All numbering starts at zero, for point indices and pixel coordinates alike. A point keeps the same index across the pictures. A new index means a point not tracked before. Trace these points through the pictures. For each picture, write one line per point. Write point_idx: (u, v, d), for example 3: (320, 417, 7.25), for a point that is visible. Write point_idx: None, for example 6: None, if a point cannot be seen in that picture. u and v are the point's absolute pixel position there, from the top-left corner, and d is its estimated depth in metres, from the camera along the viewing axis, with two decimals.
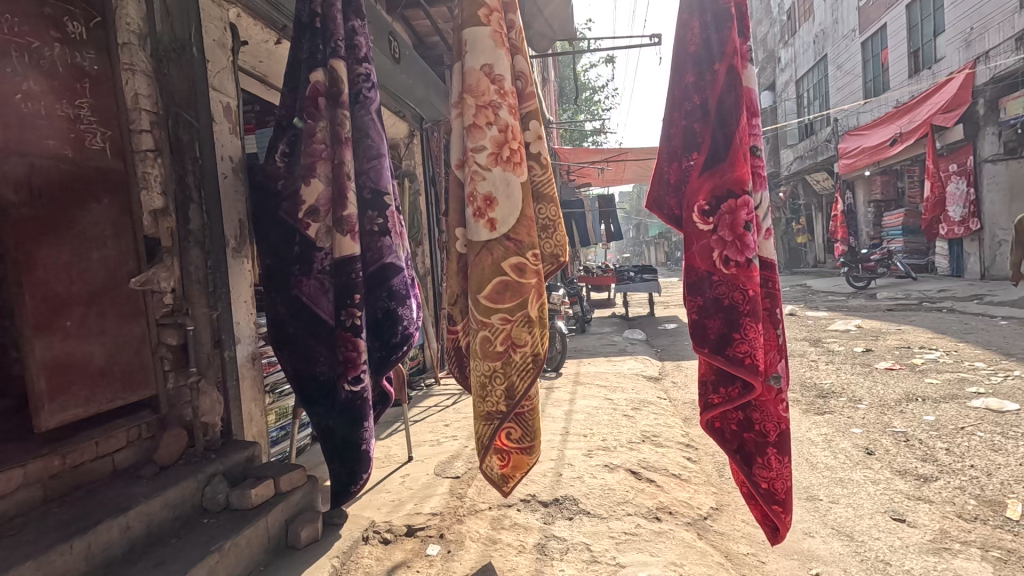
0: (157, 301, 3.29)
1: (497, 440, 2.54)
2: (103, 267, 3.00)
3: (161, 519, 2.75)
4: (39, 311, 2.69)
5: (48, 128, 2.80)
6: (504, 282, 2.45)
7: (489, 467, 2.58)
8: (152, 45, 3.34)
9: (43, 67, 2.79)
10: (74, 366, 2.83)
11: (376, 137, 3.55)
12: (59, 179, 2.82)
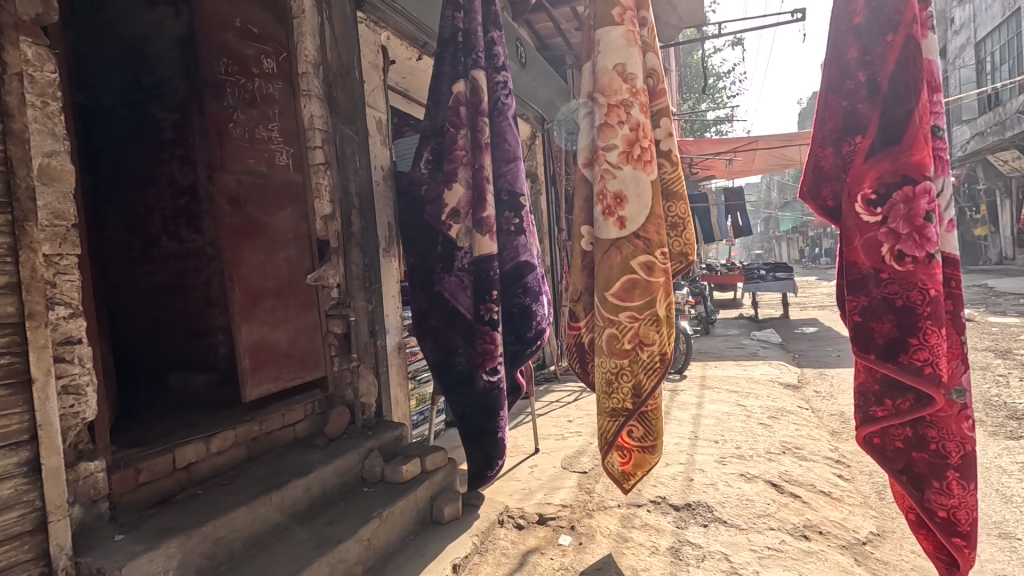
0: (326, 294, 3.80)
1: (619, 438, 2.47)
2: (287, 265, 3.53)
3: (332, 483, 3.17)
4: (244, 301, 3.25)
5: (249, 150, 3.37)
6: (633, 279, 2.35)
7: (611, 464, 2.52)
8: (324, 72, 3.80)
9: (246, 100, 3.37)
10: (267, 348, 3.37)
11: (512, 139, 3.73)
12: (257, 192, 3.38)
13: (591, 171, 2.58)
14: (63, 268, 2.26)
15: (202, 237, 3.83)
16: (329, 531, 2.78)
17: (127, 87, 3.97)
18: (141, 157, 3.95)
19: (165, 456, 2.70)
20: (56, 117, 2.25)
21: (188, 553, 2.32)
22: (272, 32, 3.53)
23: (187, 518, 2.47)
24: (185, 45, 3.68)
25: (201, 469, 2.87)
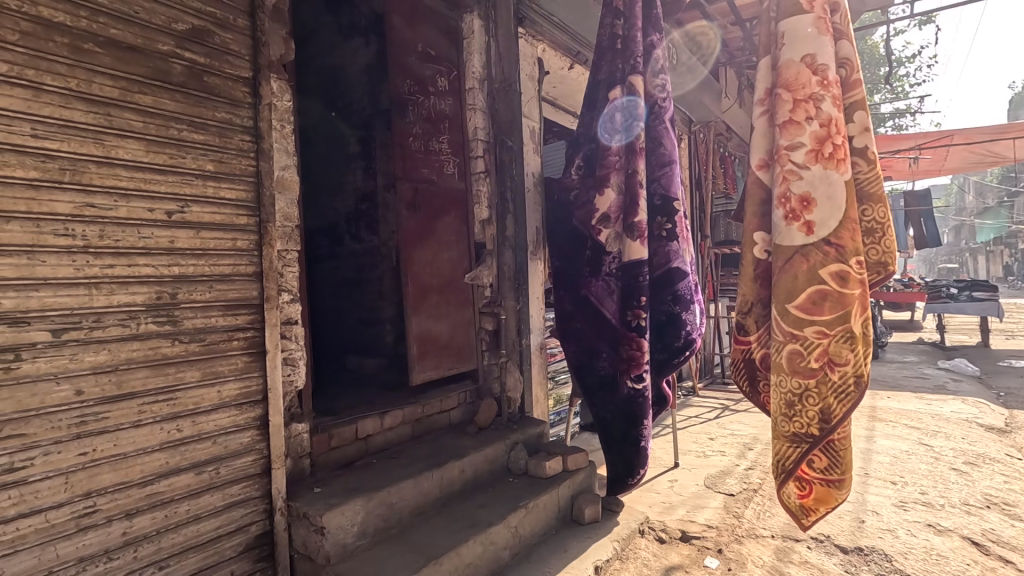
0: (480, 293, 4.09)
1: (799, 467, 2.22)
2: (449, 264, 3.89)
3: (482, 469, 3.40)
4: (415, 296, 3.65)
5: (424, 160, 3.77)
6: (823, 291, 2.16)
7: (786, 495, 2.28)
8: (488, 86, 4.06)
9: (423, 115, 3.78)
10: (430, 339, 3.73)
11: (668, 143, 3.67)
12: (428, 198, 3.76)
13: (768, 172, 2.44)
14: (289, 261, 2.74)
15: (378, 238, 4.36)
16: (480, 514, 2.98)
17: (324, 110, 4.68)
18: (333, 169, 4.64)
19: (350, 426, 3.11)
20: (289, 137, 2.75)
21: (368, 512, 2.67)
22: (445, 53, 3.93)
23: (367, 482, 2.83)
24: (373, 71, 4.25)
25: (377, 441, 3.27)
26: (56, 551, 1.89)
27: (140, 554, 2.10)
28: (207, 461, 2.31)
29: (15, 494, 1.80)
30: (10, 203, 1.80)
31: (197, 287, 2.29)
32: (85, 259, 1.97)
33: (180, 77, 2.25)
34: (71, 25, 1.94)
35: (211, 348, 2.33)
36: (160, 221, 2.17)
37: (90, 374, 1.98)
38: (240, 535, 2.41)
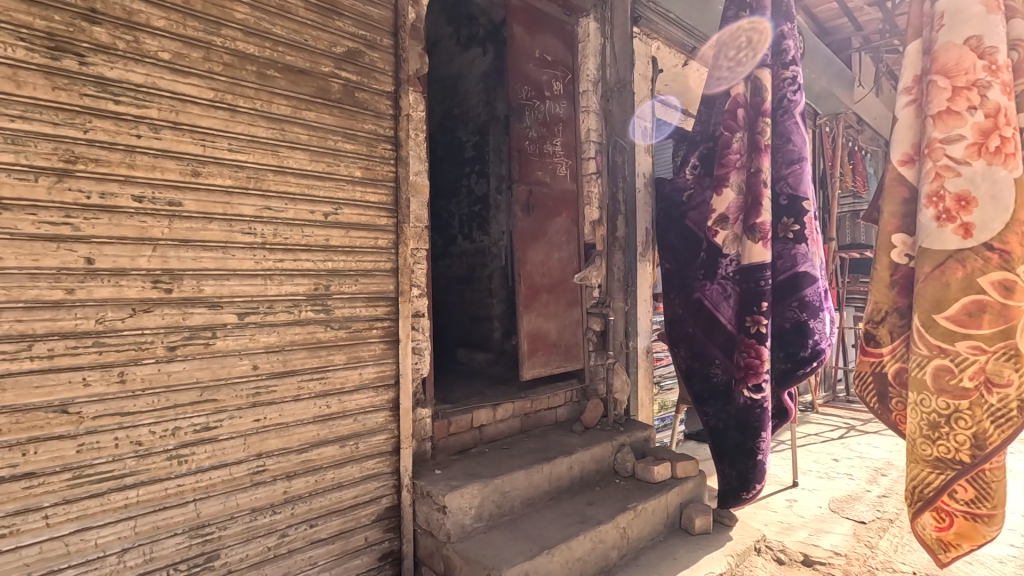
0: (588, 294, 4.15)
1: (939, 497, 1.99)
2: (559, 264, 3.96)
3: (589, 467, 3.43)
4: (527, 294, 3.76)
5: (538, 163, 3.88)
6: (981, 301, 1.91)
7: (921, 525, 2.07)
8: (602, 87, 4.11)
9: (539, 120, 3.88)
10: (540, 336, 3.83)
11: (797, 139, 3.46)
12: (541, 199, 3.87)
13: (911, 168, 2.20)
14: (419, 258, 2.98)
15: (489, 238, 4.56)
16: (589, 511, 3.01)
17: (443, 117, 4.99)
18: (449, 172, 4.93)
19: (466, 415, 3.30)
20: (422, 144, 2.98)
21: (484, 497, 2.81)
22: (562, 58, 4.01)
23: (483, 469, 2.99)
24: (490, 79, 4.46)
25: (489, 431, 3.43)
26: (236, 500, 2.24)
27: (295, 512, 2.41)
28: (349, 435, 2.59)
29: (208, 449, 2.16)
30: (211, 206, 2.16)
31: (345, 281, 2.57)
32: (263, 254, 2.30)
33: (337, 95, 2.54)
34: (258, 55, 2.28)
35: (355, 335, 2.61)
36: (319, 221, 2.48)
37: (263, 352, 2.31)
38: (373, 505, 2.67)
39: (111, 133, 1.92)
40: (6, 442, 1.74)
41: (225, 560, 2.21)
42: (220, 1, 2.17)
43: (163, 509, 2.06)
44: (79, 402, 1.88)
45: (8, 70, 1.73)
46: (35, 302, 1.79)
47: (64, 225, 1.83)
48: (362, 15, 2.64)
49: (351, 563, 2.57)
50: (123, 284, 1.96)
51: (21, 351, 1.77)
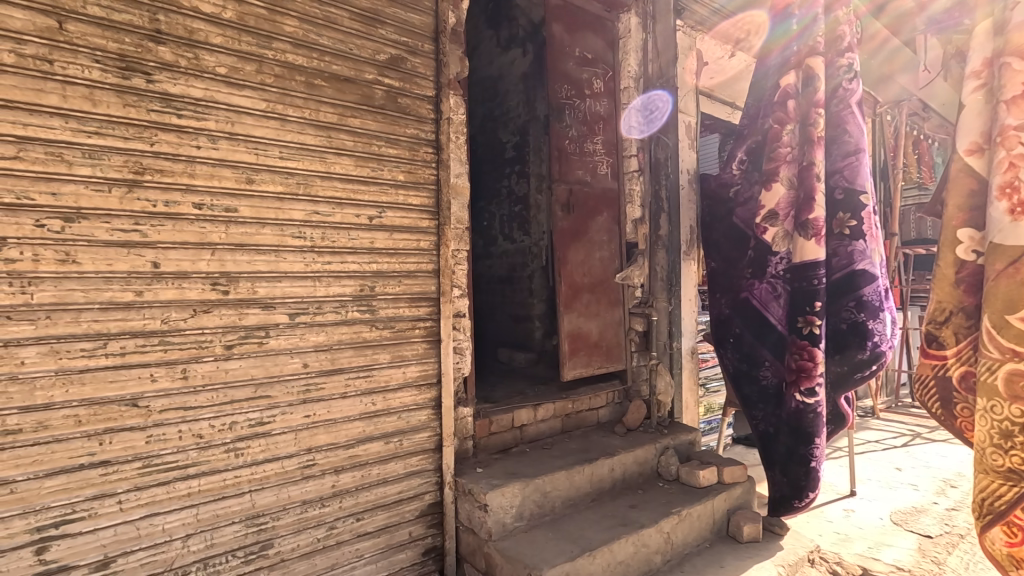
0: (630, 294, 4.09)
1: (1008, 510, 1.83)
2: (601, 264, 3.92)
3: (631, 470, 3.38)
4: (567, 295, 3.74)
5: (579, 162, 3.85)
6: None
7: (990, 538, 1.92)
8: (644, 84, 4.08)
9: (580, 118, 3.86)
10: (582, 337, 3.81)
11: (853, 130, 3.29)
12: (582, 198, 3.84)
13: (980, 159, 2.05)
14: (460, 259, 3.02)
15: (529, 238, 4.56)
16: (631, 514, 2.97)
17: (483, 119, 5.04)
18: (490, 173, 4.97)
19: (507, 415, 3.32)
20: (463, 146, 3.02)
21: (525, 497, 2.82)
22: (602, 55, 3.97)
23: (524, 468, 3.00)
24: (530, 79, 4.47)
25: (530, 431, 3.44)
26: (288, 493, 2.34)
27: (343, 505, 2.49)
28: (394, 432, 2.66)
29: (262, 443, 2.27)
30: (265, 211, 2.27)
31: (389, 282, 2.64)
32: (312, 257, 2.40)
33: (381, 101, 2.61)
34: (306, 66, 2.38)
35: (398, 335, 2.68)
36: (364, 224, 2.56)
37: (313, 351, 2.41)
38: (417, 501, 2.73)
39: (174, 144, 2.05)
40: (86, 432, 1.90)
41: (278, 549, 2.32)
42: (271, 16, 2.28)
43: (222, 498, 2.18)
44: (147, 396, 2.02)
45: (84, 90, 1.87)
46: (109, 303, 1.94)
47: (134, 231, 1.98)
48: (404, 22, 2.71)
49: (395, 557, 2.64)
50: (185, 286, 2.09)
51: (98, 349, 1.92)
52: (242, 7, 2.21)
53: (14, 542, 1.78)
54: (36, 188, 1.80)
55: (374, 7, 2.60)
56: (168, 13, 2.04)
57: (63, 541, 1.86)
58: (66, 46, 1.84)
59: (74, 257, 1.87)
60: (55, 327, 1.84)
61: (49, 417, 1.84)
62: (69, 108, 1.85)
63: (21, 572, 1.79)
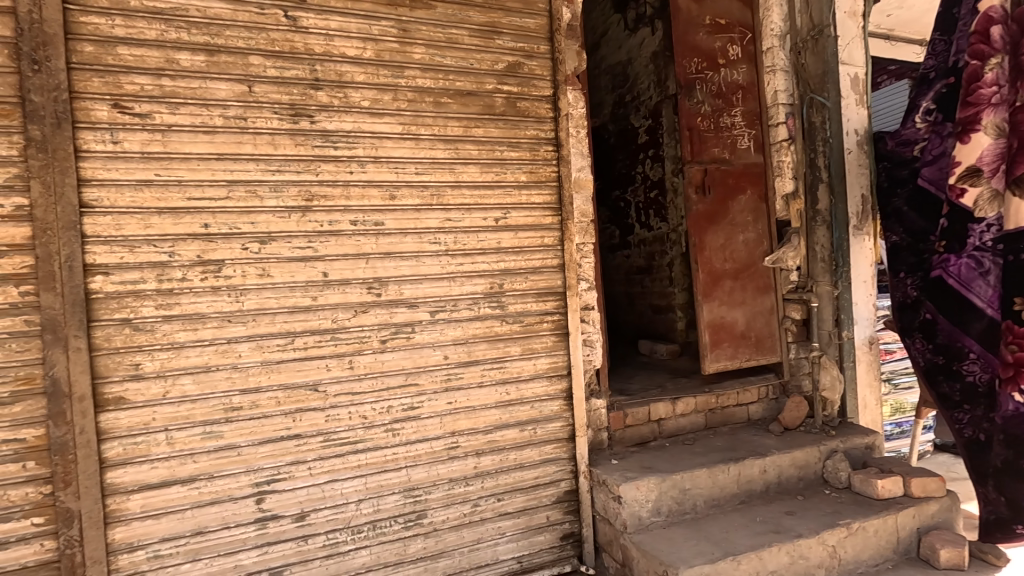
0: (784, 278, 3.67)
1: None
2: (745, 247, 3.60)
3: (789, 473, 3.04)
4: (706, 283, 3.52)
5: (714, 139, 3.57)
6: None
7: None
8: (792, 40, 3.61)
9: (713, 91, 3.56)
10: (726, 327, 3.54)
11: None
12: (720, 178, 3.56)
13: None
14: (586, 252, 3.04)
15: (667, 225, 4.37)
16: (787, 521, 2.69)
17: (614, 106, 4.94)
18: (624, 161, 4.87)
19: (643, 408, 3.22)
20: (584, 140, 3.03)
21: (662, 492, 2.74)
22: (738, 17, 3.59)
23: (661, 463, 2.91)
24: (660, 58, 4.25)
25: (669, 425, 3.30)
26: (438, 470, 2.64)
27: (485, 485, 2.72)
28: (528, 420, 2.81)
29: (414, 425, 2.60)
30: (406, 222, 2.58)
31: (517, 279, 2.79)
32: (447, 259, 2.65)
33: (501, 108, 2.76)
34: (434, 86, 2.63)
35: (528, 328, 2.81)
36: (491, 226, 2.73)
37: (452, 344, 2.66)
38: (553, 487, 2.85)
39: (333, 172, 2.45)
40: (284, 410, 2.39)
41: (431, 519, 2.63)
42: (402, 48, 2.57)
43: (384, 471, 2.55)
44: (325, 382, 2.45)
45: (269, 137, 2.35)
46: (294, 307, 2.40)
47: (308, 248, 2.41)
48: (520, 29, 2.81)
49: (535, 538, 2.80)
50: (348, 290, 2.48)
51: (289, 344, 2.39)
52: (378, 45, 2.53)
53: (242, 492, 2.33)
54: (241, 220, 2.31)
55: (491, 20, 2.75)
56: (323, 63, 2.43)
57: (274, 494, 2.37)
58: (255, 104, 2.33)
59: (269, 272, 2.36)
60: (259, 327, 2.35)
61: (259, 398, 2.35)
62: (259, 154, 2.34)
63: (248, 515, 2.33)
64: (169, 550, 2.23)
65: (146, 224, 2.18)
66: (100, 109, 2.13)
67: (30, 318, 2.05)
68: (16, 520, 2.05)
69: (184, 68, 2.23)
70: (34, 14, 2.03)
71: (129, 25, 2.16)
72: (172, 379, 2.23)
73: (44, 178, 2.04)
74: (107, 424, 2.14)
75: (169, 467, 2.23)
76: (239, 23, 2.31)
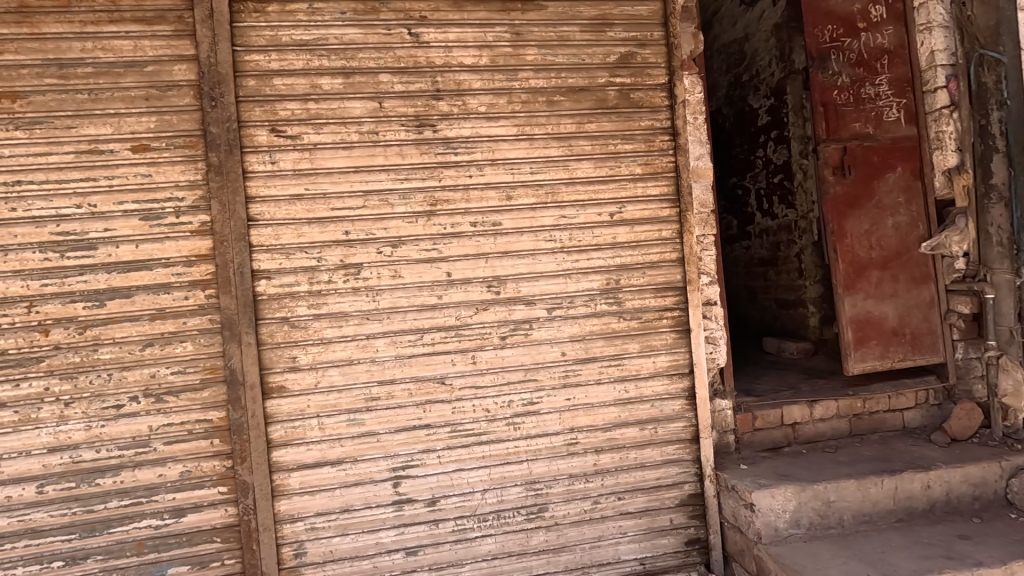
0: (947, 266, 3.16)
1: None
2: (896, 233, 3.19)
3: (960, 491, 2.63)
4: (847, 273, 3.17)
5: (854, 113, 3.21)
6: None
7: None
8: None
9: (852, 60, 3.20)
10: (873, 323, 3.17)
11: None
12: (862, 155, 3.19)
13: None
14: (707, 245, 2.88)
15: (794, 212, 3.99)
16: (961, 547, 2.32)
17: (730, 88, 4.66)
18: (742, 145, 4.54)
19: (774, 410, 2.97)
20: (703, 126, 2.86)
21: (802, 503, 2.51)
22: None
23: (799, 471, 2.67)
24: (783, 30, 3.90)
25: (806, 430, 3.01)
26: (558, 465, 2.67)
27: (605, 483, 2.69)
28: (648, 419, 2.74)
29: (534, 420, 2.65)
30: (523, 221, 2.64)
31: (634, 274, 2.72)
32: (563, 256, 2.67)
33: (615, 101, 2.71)
34: (547, 86, 2.65)
35: (646, 325, 2.74)
36: (606, 221, 2.70)
37: (569, 341, 2.68)
38: (676, 490, 2.74)
39: (454, 177, 2.58)
40: (415, 401, 2.57)
41: (553, 513, 2.66)
42: (516, 51, 2.63)
43: (507, 463, 2.63)
44: (451, 375, 2.59)
45: (398, 148, 2.53)
46: (422, 305, 2.57)
47: (433, 250, 2.56)
48: (632, 18, 2.74)
49: (658, 541, 2.72)
50: (470, 289, 2.60)
51: (418, 340, 2.56)
52: (493, 51, 2.61)
53: (381, 476, 2.54)
54: (376, 226, 2.52)
55: (603, 13, 2.72)
56: (443, 74, 2.57)
57: (409, 479, 2.56)
58: (386, 119, 2.53)
59: (400, 273, 2.54)
60: (393, 324, 2.55)
61: (393, 390, 2.55)
62: (390, 164, 2.53)
63: (386, 497, 2.54)
64: (323, 524, 2.50)
65: (298, 234, 2.47)
66: (261, 134, 2.44)
67: (213, 318, 2.42)
68: (207, 488, 2.43)
69: (326, 91, 2.49)
70: (212, 58, 2.39)
71: (282, 58, 2.46)
72: (322, 371, 2.50)
73: (221, 199, 2.39)
74: (273, 409, 2.46)
75: (321, 450, 2.50)
76: (371, 45, 2.52)
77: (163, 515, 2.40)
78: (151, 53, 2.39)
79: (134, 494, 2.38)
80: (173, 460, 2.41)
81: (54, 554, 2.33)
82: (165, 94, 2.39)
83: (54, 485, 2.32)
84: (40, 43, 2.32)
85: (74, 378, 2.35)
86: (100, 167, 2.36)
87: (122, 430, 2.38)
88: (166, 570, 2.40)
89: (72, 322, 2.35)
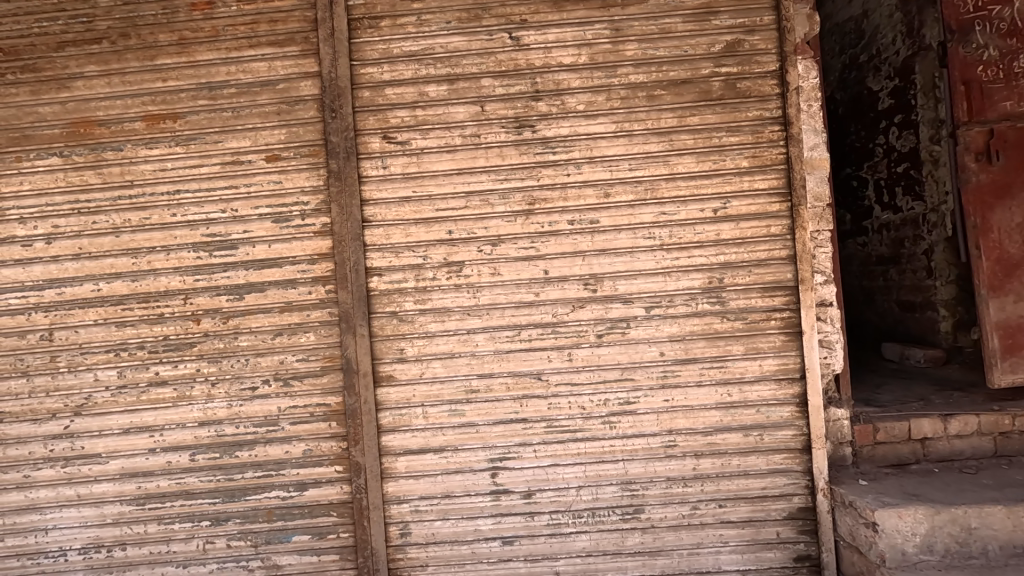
0: None
1: None
2: None
3: None
4: (992, 273, 2.82)
5: (1004, 90, 2.82)
6: None
7: None
8: None
9: (1002, 30, 2.82)
10: None
11: None
12: (1014, 138, 2.80)
13: None
14: (822, 241, 2.68)
15: (922, 204, 3.59)
16: None
17: (846, 70, 4.27)
18: (860, 132, 4.14)
19: (900, 423, 2.70)
20: (818, 114, 2.66)
21: (937, 527, 2.26)
22: None
23: (932, 491, 2.40)
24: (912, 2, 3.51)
25: (939, 447, 2.70)
26: (655, 467, 2.62)
27: (705, 489, 2.60)
28: (753, 426, 2.60)
29: (630, 420, 2.62)
30: (621, 218, 2.61)
31: (739, 273, 2.60)
32: (662, 254, 2.61)
33: (719, 92, 2.60)
34: (647, 81, 2.61)
35: (752, 326, 2.60)
36: (709, 218, 2.60)
37: (668, 341, 2.61)
38: (784, 502, 2.59)
39: (552, 176, 2.61)
40: (512, 395, 2.64)
41: (649, 515, 2.61)
42: (615, 47, 2.61)
43: (602, 461, 2.63)
44: (547, 371, 2.63)
45: (498, 149, 2.62)
46: (519, 302, 2.63)
47: (531, 248, 2.62)
48: (739, 4, 2.62)
49: (764, 554, 2.58)
50: (566, 287, 2.62)
51: (515, 335, 2.63)
52: (593, 49, 2.61)
53: (480, 465, 2.64)
54: (477, 225, 2.62)
55: (706, 1, 2.62)
56: (543, 75, 2.61)
57: (506, 471, 2.64)
58: (488, 122, 2.62)
59: (499, 270, 2.63)
60: (492, 320, 2.64)
61: (492, 383, 2.64)
62: (490, 165, 2.62)
63: (485, 486, 2.64)
64: (427, 507, 2.65)
65: (406, 234, 2.63)
66: (374, 141, 2.63)
67: (331, 311, 2.64)
68: (325, 466, 2.66)
69: (432, 98, 2.63)
70: (333, 72, 2.61)
71: (393, 69, 2.63)
72: (426, 363, 2.65)
73: (339, 202, 2.61)
74: (382, 396, 2.65)
75: (425, 437, 2.64)
76: (474, 51, 2.62)
77: (288, 488, 2.67)
78: (281, 72, 2.66)
79: (265, 467, 2.67)
80: (298, 439, 2.67)
81: (202, 514, 2.68)
82: (294, 108, 2.65)
83: (202, 454, 2.67)
84: (195, 70, 2.67)
85: (219, 361, 2.68)
86: (241, 176, 2.67)
87: (256, 410, 2.67)
88: (291, 537, 2.67)
89: (218, 312, 2.67)
